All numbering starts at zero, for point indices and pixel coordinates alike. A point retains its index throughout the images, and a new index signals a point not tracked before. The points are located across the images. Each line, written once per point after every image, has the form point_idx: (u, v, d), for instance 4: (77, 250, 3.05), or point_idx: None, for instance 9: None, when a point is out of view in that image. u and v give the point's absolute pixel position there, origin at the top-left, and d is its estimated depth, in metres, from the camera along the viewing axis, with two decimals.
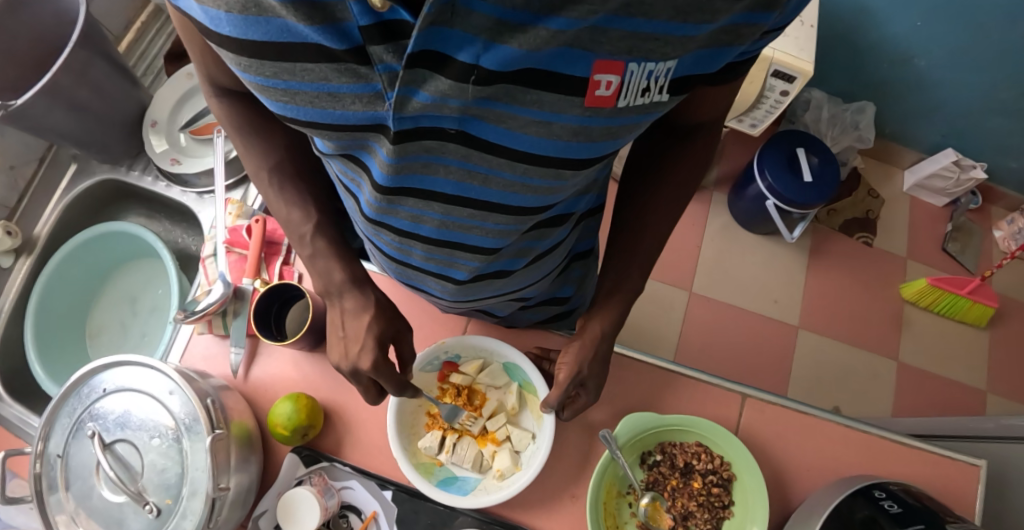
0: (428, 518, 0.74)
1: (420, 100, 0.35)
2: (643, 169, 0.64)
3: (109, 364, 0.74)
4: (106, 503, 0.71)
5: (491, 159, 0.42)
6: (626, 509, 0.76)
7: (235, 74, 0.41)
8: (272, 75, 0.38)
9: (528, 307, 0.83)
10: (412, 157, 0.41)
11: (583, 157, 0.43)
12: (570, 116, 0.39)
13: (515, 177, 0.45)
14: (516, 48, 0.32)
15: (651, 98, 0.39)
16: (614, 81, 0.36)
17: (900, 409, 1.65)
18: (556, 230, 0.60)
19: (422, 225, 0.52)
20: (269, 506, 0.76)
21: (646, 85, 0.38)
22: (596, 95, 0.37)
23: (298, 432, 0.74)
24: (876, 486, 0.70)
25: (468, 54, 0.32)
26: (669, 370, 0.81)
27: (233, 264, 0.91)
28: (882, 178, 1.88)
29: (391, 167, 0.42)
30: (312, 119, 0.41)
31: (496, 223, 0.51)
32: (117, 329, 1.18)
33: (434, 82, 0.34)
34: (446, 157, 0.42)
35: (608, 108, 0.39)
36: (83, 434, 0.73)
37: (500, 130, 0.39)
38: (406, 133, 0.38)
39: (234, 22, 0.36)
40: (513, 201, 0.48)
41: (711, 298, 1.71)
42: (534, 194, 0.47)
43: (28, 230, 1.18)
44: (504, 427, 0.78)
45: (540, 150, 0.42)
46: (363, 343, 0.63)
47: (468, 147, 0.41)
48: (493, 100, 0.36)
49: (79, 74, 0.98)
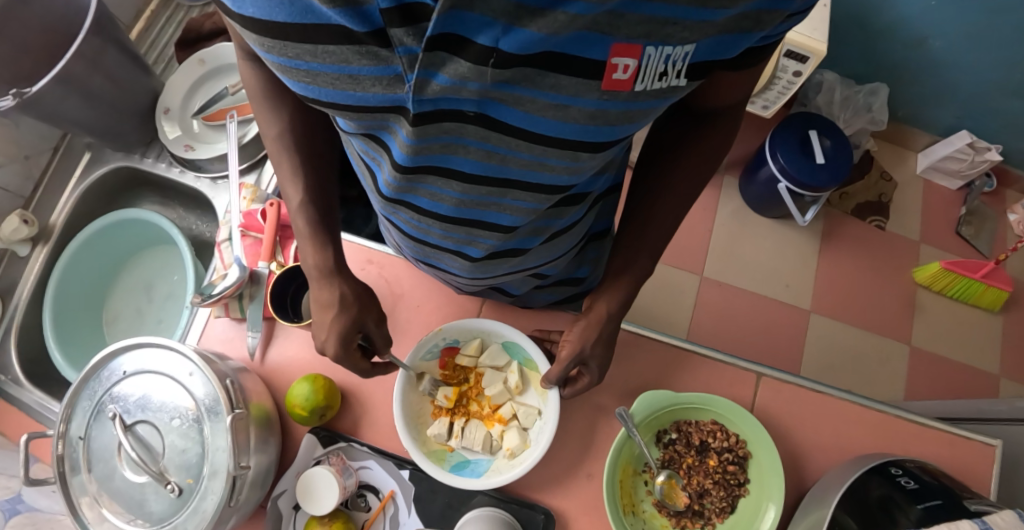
0: (446, 497, 0.75)
1: (440, 82, 0.35)
2: (661, 151, 0.63)
3: (129, 347, 0.75)
4: (128, 484, 0.73)
5: (510, 141, 0.42)
6: (641, 487, 0.77)
7: (259, 56, 0.41)
8: (295, 56, 0.38)
9: (543, 288, 0.83)
10: (432, 139, 0.41)
11: (600, 140, 0.43)
12: (586, 99, 0.38)
13: (532, 157, 0.44)
14: (535, 32, 0.32)
15: (668, 82, 0.38)
16: (631, 64, 0.36)
17: (912, 392, 1.64)
18: (572, 210, 0.59)
19: (441, 204, 0.52)
20: (289, 485, 0.77)
21: (663, 70, 0.37)
22: (613, 79, 0.36)
23: (315, 413, 0.75)
24: (893, 464, 0.70)
25: (487, 36, 0.32)
26: (687, 350, 0.81)
27: (249, 247, 0.92)
28: (895, 160, 1.85)
29: (410, 148, 0.42)
30: (333, 100, 0.40)
31: (516, 201, 0.50)
32: (133, 315, 1.20)
33: (453, 65, 0.33)
34: (465, 138, 0.42)
35: (626, 92, 0.38)
36: (105, 416, 0.74)
37: (518, 113, 0.39)
38: (425, 116, 0.38)
39: (257, 3, 0.36)
40: (532, 180, 0.47)
41: (721, 282, 1.70)
42: (553, 173, 0.47)
43: (45, 218, 1.20)
44: (509, 405, 0.77)
45: (559, 132, 0.41)
46: (328, 334, 0.66)
47: (486, 129, 0.40)
48: (511, 84, 0.36)
49: (92, 61, 0.99)
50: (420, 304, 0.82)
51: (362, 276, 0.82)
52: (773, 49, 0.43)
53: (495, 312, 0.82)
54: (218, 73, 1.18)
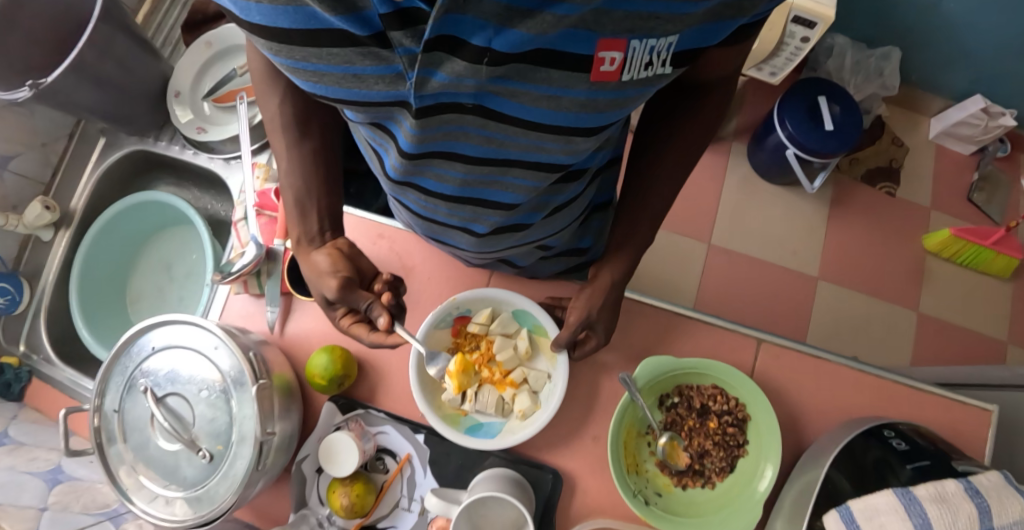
0: (458, 459, 0.79)
1: (439, 80, 0.37)
2: (655, 127, 0.65)
3: (154, 325, 0.79)
4: (162, 451, 0.77)
5: (508, 128, 0.44)
6: (645, 448, 0.80)
7: (268, 59, 0.43)
8: (301, 59, 0.40)
9: (548, 260, 0.82)
10: (434, 129, 0.43)
11: (592, 126, 0.45)
12: (577, 90, 0.40)
13: (530, 142, 0.46)
14: (524, 32, 0.34)
15: (654, 71, 0.40)
16: (617, 57, 0.37)
17: (918, 358, 1.66)
18: (572, 185, 0.62)
19: (446, 185, 0.54)
20: (311, 450, 0.81)
21: (649, 60, 0.39)
22: (601, 71, 0.38)
23: (334, 382, 0.79)
24: (886, 426, 0.73)
25: (481, 38, 0.34)
26: (688, 317, 0.84)
27: (264, 226, 0.95)
28: (905, 125, 1.84)
29: (415, 138, 0.44)
30: (340, 97, 0.42)
31: (517, 179, 0.53)
32: (155, 294, 1.25)
33: (450, 64, 0.36)
34: (465, 127, 0.43)
35: (614, 82, 0.40)
36: (137, 390, 0.79)
37: (514, 104, 0.41)
38: (428, 109, 0.40)
39: (263, 11, 0.38)
40: (531, 162, 0.50)
41: (729, 250, 1.72)
42: (550, 155, 0.49)
43: (65, 203, 1.25)
44: (519, 370, 0.80)
45: (553, 120, 0.43)
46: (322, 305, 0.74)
47: (484, 119, 0.42)
48: (506, 79, 0.38)
49: (103, 49, 1.01)
50: (430, 277, 0.85)
51: (374, 250, 0.86)
52: (758, 27, 0.44)
53: (503, 284, 0.85)
54: (227, 55, 1.20)
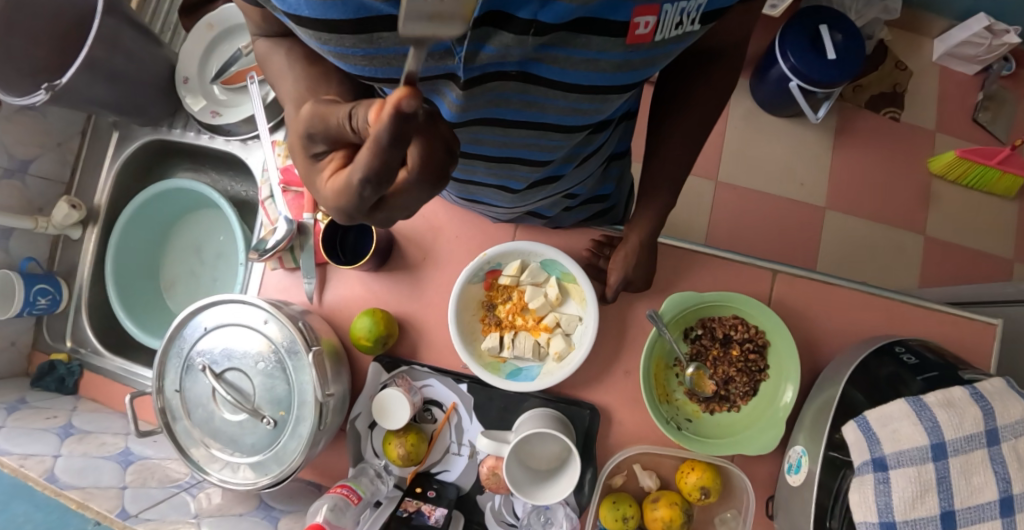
0: (500, 403, 0.85)
1: (487, 52, 0.40)
2: (666, 98, 0.68)
3: (202, 308, 0.84)
4: (227, 423, 0.84)
5: (547, 92, 0.47)
6: (673, 379, 0.86)
7: (312, 46, 0.44)
8: (352, 45, 0.41)
9: (572, 209, 0.85)
10: (479, 97, 0.45)
11: (623, 84, 0.48)
12: (613, 53, 0.43)
13: (567, 104, 0.49)
14: (569, 4, 0.37)
15: (684, 29, 0.44)
16: (651, 20, 0.41)
17: (926, 279, 1.71)
18: (600, 134, 0.65)
19: (485, 147, 0.56)
20: (363, 408, 0.87)
21: (679, 20, 0.43)
22: (637, 34, 0.42)
23: (378, 341, 0.84)
24: (897, 343, 0.78)
25: (527, 11, 0.37)
26: (705, 253, 0.87)
27: (292, 202, 0.98)
28: (908, 48, 1.82)
29: (460, 108, 0.46)
30: (389, 76, 0.44)
31: (551, 140, 0.56)
32: (189, 278, 1.30)
33: (499, 37, 0.38)
34: (508, 94, 0.46)
35: (647, 43, 0.43)
36: (195, 369, 0.85)
37: (554, 69, 0.44)
38: (474, 80, 0.42)
39: (311, 6, 0.38)
40: (566, 122, 0.53)
41: (736, 187, 1.74)
42: (584, 115, 0.52)
43: (89, 199, 1.29)
44: (552, 314, 0.84)
45: (588, 82, 0.46)
46: None
47: (526, 84, 0.45)
48: (550, 46, 0.41)
49: (111, 42, 1.03)
50: (457, 237, 0.90)
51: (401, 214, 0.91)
52: None
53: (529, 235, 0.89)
54: (229, 35, 1.20)
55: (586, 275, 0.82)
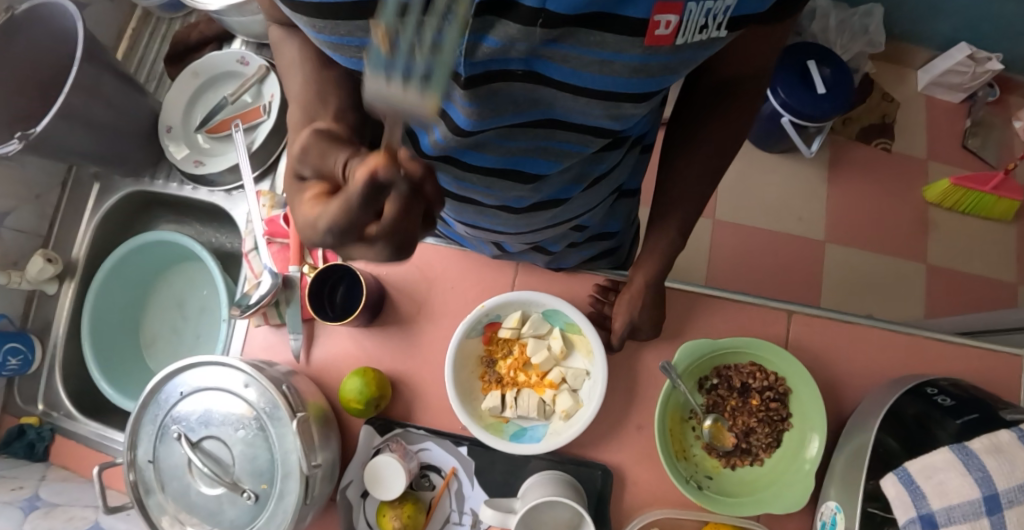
0: (503, 465, 0.79)
1: (489, 45, 0.35)
2: (684, 120, 0.64)
3: (179, 370, 0.78)
4: (204, 497, 0.77)
5: (556, 96, 0.43)
6: (690, 433, 0.80)
7: (304, 32, 0.37)
8: (347, 34, 0.34)
9: (579, 245, 0.79)
10: (488, 101, 0.40)
11: (643, 92, 0.44)
12: (630, 55, 0.39)
13: (578, 108, 0.45)
14: None
15: (709, 34, 0.40)
16: (673, 20, 0.37)
17: (932, 309, 1.67)
18: (612, 153, 0.59)
19: (488, 157, 0.51)
20: (355, 476, 0.80)
21: (704, 23, 0.38)
22: (656, 35, 0.38)
23: (370, 404, 0.78)
24: (928, 384, 0.72)
25: None
26: (714, 295, 0.83)
27: (277, 255, 0.92)
28: (893, 80, 1.83)
29: (472, 113, 0.41)
30: None
31: (564, 142, 0.50)
32: (170, 334, 1.24)
33: (502, 27, 0.34)
34: (514, 97, 0.42)
35: (667, 47, 0.39)
36: (169, 437, 0.78)
37: (565, 69, 0.40)
38: (477, 79, 0.38)
39: None
40: (586, 123, 0.47)
41: (734, 222, 1.72)
42: (599, 121, 0.47)
43: (66, 254, 1.23)
44: (557, 369, 0.79)
45: (601, 86, 0.42)
46: None
47: (534, 85, 0.41)
48: (558, 42, 0.37)
49: (90, 90, 0.99)
50: (453, 287, 0.85)
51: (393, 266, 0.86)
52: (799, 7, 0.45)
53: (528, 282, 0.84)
54: (213, 83, 1.17)
55: (593, 327, 0.76)
